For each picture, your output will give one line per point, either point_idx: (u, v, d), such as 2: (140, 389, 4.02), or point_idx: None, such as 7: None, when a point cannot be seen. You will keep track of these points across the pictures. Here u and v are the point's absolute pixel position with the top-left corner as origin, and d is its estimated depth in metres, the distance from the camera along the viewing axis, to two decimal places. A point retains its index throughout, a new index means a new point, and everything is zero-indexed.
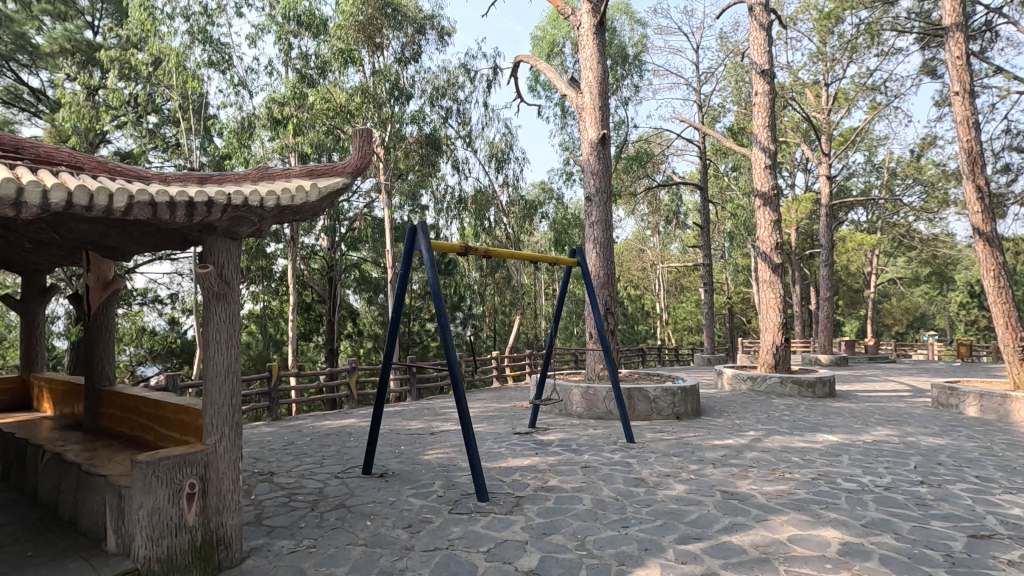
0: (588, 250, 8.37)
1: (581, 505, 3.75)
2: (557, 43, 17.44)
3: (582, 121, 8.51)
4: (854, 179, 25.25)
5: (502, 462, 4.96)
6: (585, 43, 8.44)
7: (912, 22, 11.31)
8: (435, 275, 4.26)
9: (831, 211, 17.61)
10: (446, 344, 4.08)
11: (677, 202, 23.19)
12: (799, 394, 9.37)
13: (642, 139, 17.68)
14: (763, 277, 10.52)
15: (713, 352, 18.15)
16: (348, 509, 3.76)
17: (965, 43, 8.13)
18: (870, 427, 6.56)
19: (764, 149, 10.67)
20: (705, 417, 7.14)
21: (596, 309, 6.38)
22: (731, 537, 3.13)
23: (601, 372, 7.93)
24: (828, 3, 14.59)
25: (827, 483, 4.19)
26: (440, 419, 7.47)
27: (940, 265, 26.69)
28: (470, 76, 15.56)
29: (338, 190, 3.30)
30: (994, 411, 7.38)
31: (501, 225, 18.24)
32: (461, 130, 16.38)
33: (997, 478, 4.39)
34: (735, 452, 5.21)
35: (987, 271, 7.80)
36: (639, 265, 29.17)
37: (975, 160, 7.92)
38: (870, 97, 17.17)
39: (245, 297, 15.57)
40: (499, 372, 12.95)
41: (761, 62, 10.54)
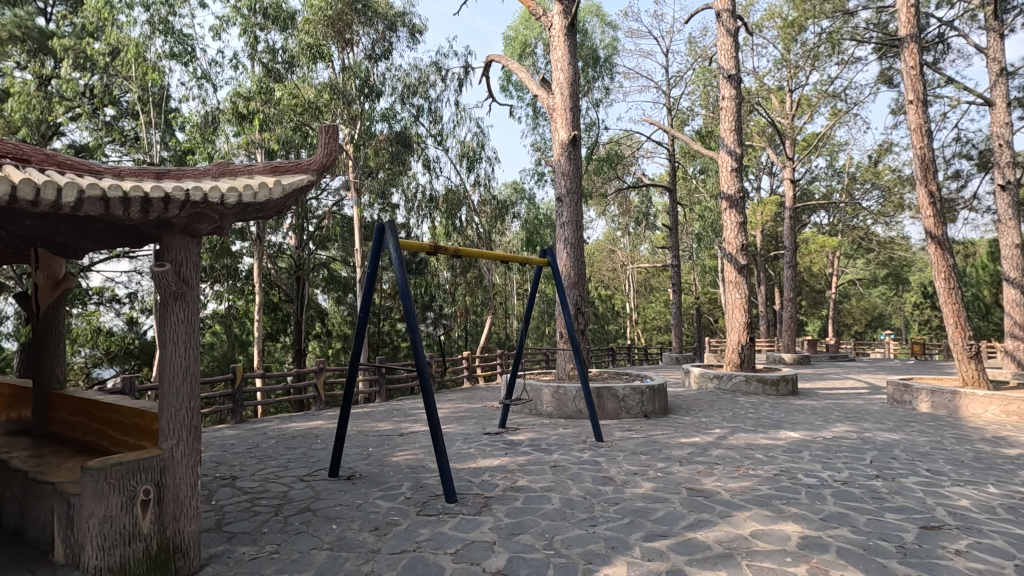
0: (559, 250, 8.39)
1: (549, 504, 3.76)
2: (529, 43, 17.48)
3: (553, 121, 8.55)
4: (817, 183, 26.02)
5: (472, 463, 4.93)
6: (556, 45, 8.49)
7: (870, 33, 11.75)
8: (404, 275, 4.19)
9: (794, 214, 18.13)
10: (414, 344, 4.02)
11: (647, 204, 23.55)
12: (764, 392, 9.60)
13: (612, 140, 17.84)
14: (729, 278, 10.75)
15: (681, 351, 18.48)
16: (313, 513, 3.69)
17: (919, 53, 8.46)
18: (830, 423, 6.78)
19: (731, 152, 10.89)
20: (673, 416, 7.25)
21: (566, 308, 6.40)
22: (696, 533, 3.19)
23: (571, 371, 7.97)
24: (791, 11, 15.03)
25: (789, 479, 4.31)
26: (410, 421, 7.38)
27: (896, 267, 27.76)
28: (442, 75, 15.49)
29: (303, 187, 3.21)
30: (944, 407, 7.71)
31: (472, 225, 18.21)
32: (432, 128, 16.26)
33: (946, 471, 4.58)
34: (701, 450, 5.30)
35: (938, 273, 8.13)
36: (609, 265, 29.52)
37: (928, 167, 8.25)
38: (831, 104, 17.82)
39: (208, 297, 15.16)
40: (470, 373, 12.91)
41: (728, 67, 10.78)
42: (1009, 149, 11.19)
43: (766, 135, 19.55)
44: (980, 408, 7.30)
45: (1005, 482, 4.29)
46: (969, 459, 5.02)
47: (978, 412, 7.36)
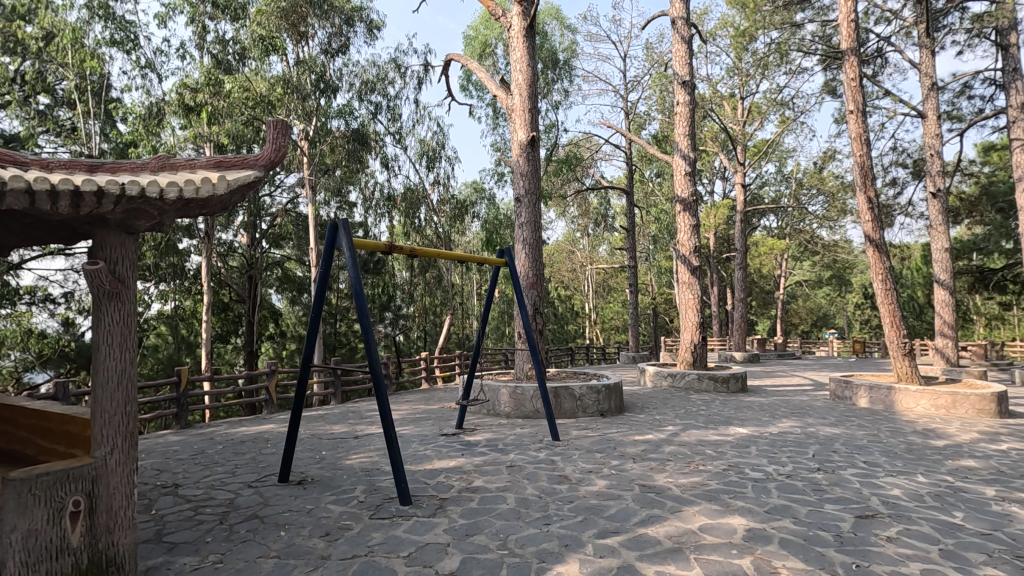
0: (518, 250, 8.41)
1: (505, 504, 3.76)
2: (489, 44, 17.48)
3: (512, 122, 8.55)
4: (767, 188, 27.03)
5: (428, 464, 4.88)
6: (515, 45, 8.52)
7: (816, 45, 12.33)
8: (357, 275, 4.09)
9: (745, 217, 18.78)
10: (369, 345, 3.95)
11: (605, 205, 23.90)
12: (715, 390, 9.89)
13: (572, 142, 18.01)
14: (683, 279, 11.02)
15: (638, 350, 18.82)
16: (260, 520, 3.57)
17: (859, 66, 8.90)
18: (776, 419, 7.04)
19: (685, 156, 11.14)
20: (627, 414, 7.38)
21: (523, 308, 6.39)
22: (647, 529, 3.25)
23: (529, 371, 8.01)
24: (742, 21, 15.59)
25: (736, 474, 4.45)
26: (365, 423, 7.25)
27: (840, 270, 29.12)
28: (401, 73, 15.29)
29: (249, 183, 3.09)
30: (881, 401, 8.14)
31: (431, 224, 18.12)
32: (390, 125, 16.01)
33: (881, 463, 4.85)
34: (654, 447, 5.42)
35: (876, 275, 8.58)
36: (569, 266, 29.91)
37: (867, 174, 8.68)
38: (779, 112, 18.60)
39: (152, 297, 14.53)
40: (428, 373, 12.77)
41: (682, 74, 11.07)
42: (940, 159, 11.92)
43: (718, 141, 20.19)
44: (913, 402, 7.74)
45: (933, 472, 4.57)
46: (902, 450, 5.32)
47: (911, 406, 7.81)
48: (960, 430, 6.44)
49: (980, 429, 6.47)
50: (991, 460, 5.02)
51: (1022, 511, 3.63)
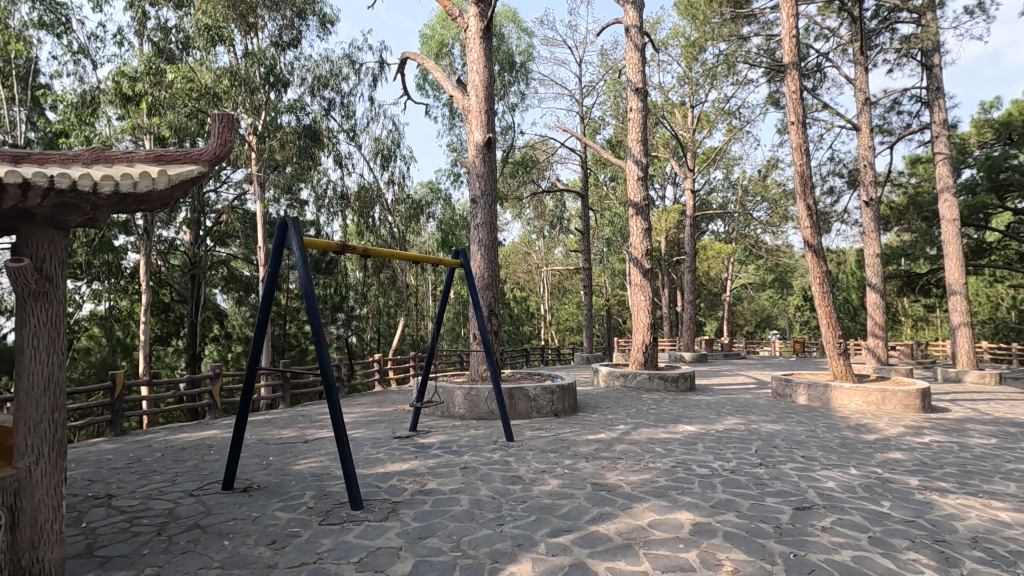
0: (473, 251, 8.39)
1: (458, 505, 3.76)
2: (446, 44, 17.40)
3: (468, 122, 8.54)
4: (715, 194, 28.04)
5: (380, 468, 4.80)
6: (472, 46, 8.51)
7: (760, 58, 12.92)
8: (307, 275, 3.98)
9: (694, 222, 19.40)
10: (319, 347, 3.84)
11: (561, 208, 24.20)
12: (665, 389, 10.20)
13: (528, 145, 18.16)
14: (635, 281, 11.28)
15: (592, 351, 19.11)
16: (202, 530, 3.42)
17: (799, 80, 9.37)
18: (723, 417, 7.31)
19: (637, 162, 11.41)
20: (580, 414, 7.50)
21: (478, 309, 6.38)
22: (598, 526, 3.32)
23: (483, 372, 8.01)
24: (693, 32, 16.13)
25: (684, 470, 4.58)
26: (316, 427, 7.07)
27: (782, 273, 30.53)
28: (355, 69, 14.99)
29: (192, 178, 2.94)
30: (818, 399, 8.56)
31: (385, 224, 17.87)
32: (344, 123, 15.66)
33: (817, 457, 5.11)
34: (606, 446, 5.53)
35: (815, 278, 9.04)
36: (524, 267, 30.13)
37: (806, 183, 9.14)
38: (726, 121, 19.34)
39: (84, 296, 13.70)
40: (382, 375, 12.55)
41: (635, 81, 11.33)
42: (872, 170, 12.69)
43: (670, 147, 20.81)
44: (847, 399, 8.18)
45: (864, 464, 4.86)
46: (836, 445, 5.62)
47: (845, 402, 8.26)
48: (888, 424, 6.86)
49: (906, 424, 6.92)
50: (915, 452, 5.38)
51: (940, 498, 3.91)
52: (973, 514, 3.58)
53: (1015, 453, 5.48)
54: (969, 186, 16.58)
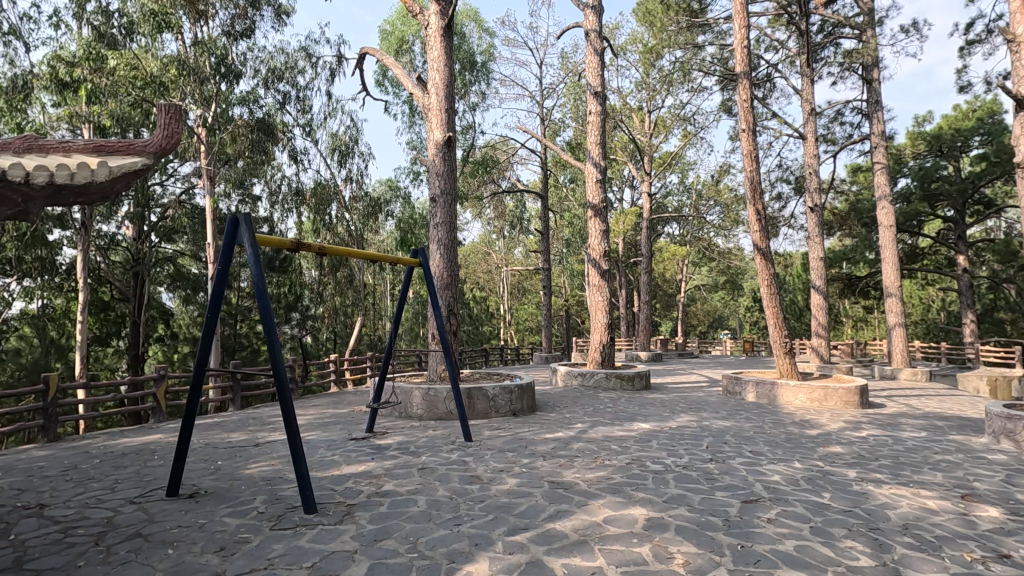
0: (432, 250, 8.32)
1: (415, 506, 3.73)
2: (406, 41, 17.21)
3: (428, 121, 8.48)
4: (671, 198, 28.78)
5: (335, 470, 4.70)
6: (433, 44, 8.46)
7: (714, 66, 13.36)
8: (260, 273, 3.86)
9: (650, 224, 19.85)
10: (272, 347, 3.74)
11: (521, 208, 24.32)
12: (621, 387, 10.40)
13: (488, 145, 18.16)
14: (594, 282, 11.45)
15: (550, 351, 19.28)
16: (144, 538, 3.27)
17: (750, 89, 9.73)
18: (676, 414, 7.51)
19: (596, 164, 11.58)
20: (538, 413, 7.55)
21: (437, 309, 6.34)
22: (555, 524, 3.36)
23: (442, 372, 7.97)
24: (650, 39, 16.51)
25: (638, 467, 4.69)
26: (267, 429, 6.86)
27: (733, 275, 31.62)
28: (312, 62, 14.63)
29: (134, 171, 2.78)
30: (765, 396, 8.91)
31: (342, 221, 17.52)
32: (300, 117, 15.25)
33: (764, 451, 5.33)
34: (564, 444, 5.59)
35: (763, 280, 9.40)
36: (484, 267, 30.10)
37: (756, 188, 9.50)
38: (682, 127, 19.89)
39: (14, 294, 12.85)
40: (337, 376, 12.29)
41: (595, 84, 11.50)
42: (817, 177, 13.31)
43: (627, 151, 21.26)
44: (792, 396, 8.55)
45: (807, 458, 5.09)
46: (781, 440, 5.87)
47: (790, 399, 8.62)
48: (830, 420, 7.21)
49: (845, 419, 7.29)
50: (854, 446, 5.68)
51: (875, 489, 4.14)
52: (904, 503, 3.82)
53: (942, 445, 5.85)
54: (904, 195, 17.61)
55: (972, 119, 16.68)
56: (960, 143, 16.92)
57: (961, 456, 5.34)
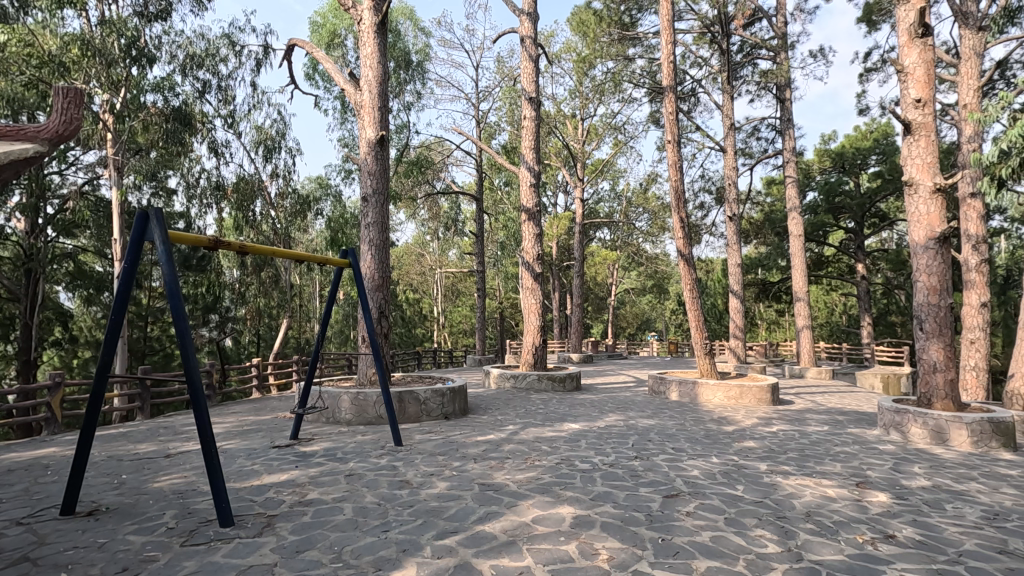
0: (363, 251, 8.11)
1: (341, 515, 3.62)
2: (338, 34, 16.73)
3: (360, 118, 8.26)
4: (602, 204, 29.66)
5: (255, 480, 4.47)
6: (366, 40, 8.27)
7: (643, 79, 13.93)
8: (172, 272, 3.62)
9: (583, 230, 20.35)
10: (185, 351, 3.51)
11: (455, 210, 24.24)
12: (553, 388, 10.58)
13: (423, 146, 17.97)
14: (527, 284, 11.57)
15: (483, 354, 19.30)
16: (32, 563, 2.97)
17: (675, 102, 10.19)
18: (604, 414, 7.74)
19: (530, 168, 11.73)
20: (470, 416, 7.54)
21: (367, 311, 6.16)
22: (484, 525, 3.36)
23: (372, 376, 7.78)
24: (583, 48, 16.94)
25: (567, 466, 4.79)
26: (180, 439, 6.41)
27: (659, 279, 33.00)
28: (235, 51, 13.86)
29: (26, 159, 2.54)
30: (687, 395, 9.35)
31: (267, 219, 16.71)
32: (221, 108, 14.41)
33: (685, 448, 5.59)
34: (495, 446, 5.61)
35: (687, 284, 9.89)
36: (417, 269, 29.69)
37: (680, 198, 9.97)
38: (613, 136, 20.55)
39: None
40: (260, 382, 11.68)
41: (530, 90, 11.65)
42: (735, 188, 14.18)
43: (561, 157, 21.69)
44: (711, 394, 9.03)
45: (723, 453, 5.40)
46: (701, 436, 6.19)
47: (709, 398, 9.10)
48: (745, 417, 7.68)
49: (758, 416, 7.80)
50: (765, 440, 6.08)
51: (783, 480, 4.46)
52: (807, 492, 4.13)
53: (840, 438, 6.39)
54: (812, 207, 19.13)
55: (868, 140, 18.35)
56: (859, 161, 18.54)
57: (857, 447, 5.85)
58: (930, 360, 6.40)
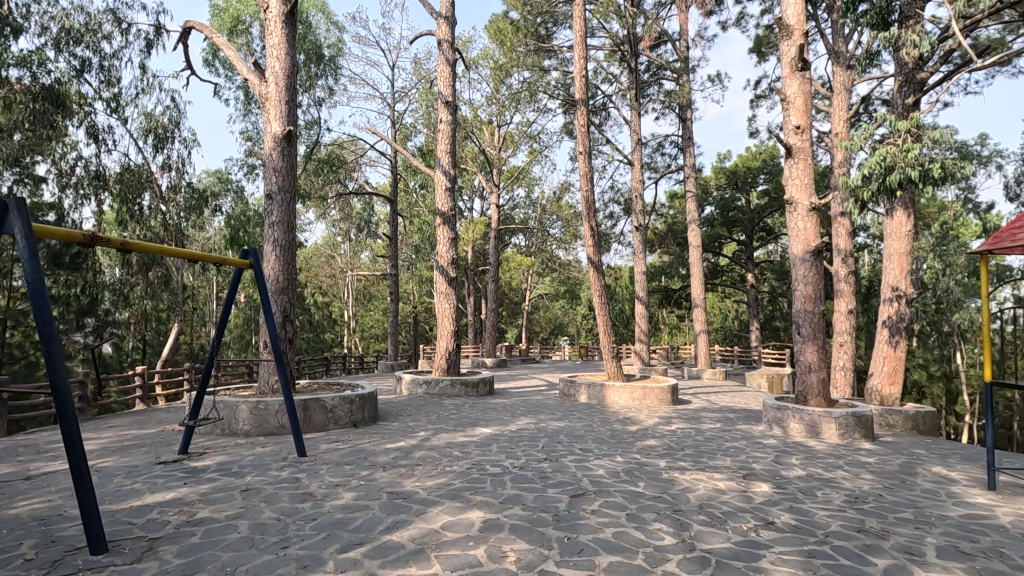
0: (267, 251, 7.65)
1: (235, 533, 3.38)
2: (242, 20, 15.79)
3: (265, 111, 7.82)
4: (517, 210, 30.16)
5: (136, 501, 4.06)
6: (272, 29, 7.85)
7: (558, 90, 14.37)
8: (37, 271, 3.22)
9: (498, 235, 20.56)
10: (51, 359, 3.12)
11: (368, 211, 23.61)
12: (465, 393, 10.57)
13: (335, 144, 17.32)
14: (440, 289, 11.49)
15: (396, 358, 18.87)
16: None
17: (587, 115, 10.59)
18: (516, 418, 7.85)
19: (446, 172, 11.67)
20: (380, 423, 7.34)
21: (270, 314, 5.81)
22: (392, 535, 3.29)
23: (274, 384, 7.36)
24: (500, 57, 17.16)
25: (478, 471, 4.79)
26: (45, 459, 5.68)
27: (571, 285, 34.07)
28: (122, 28, 12.62)
29: None
30: (595, 397, 9.70)
31: (157, 214, 15.29)
32: (103, 90, 13.02)
33: (591, 448, 5.81)
34: (405, 453, 5.51)
35: (597, 290, 10.28)
36: (327, 271, 28.52)
37: (591, 207, 10.35)
38: (528, 144, 20.99)
39: None
40: (145, 393, 10.63)
41: (446, 94, 11.62)
42: (642, 200, 14.96)
43: (478, 162, 21.80)
44: (617, 396, 9.45)
45: (627, 452, 5.66)
46: (607, 436, 6.44)
47: (615, 399, 9.51)
48: (648, 417, 8.10)
49: (660, 415, 8.27)
50: (665, 438, 6.45)
51: (680, 475, 4.75)
52: (701, 485, 4.44)
53: (731, 434, 6.92)
54: (709, 220, 20.78)
55: (758, 160, 20.04)
56: (750, 179, 20.22)
57: (744, 442, 6.36)
58: (806, 361, 7.10)
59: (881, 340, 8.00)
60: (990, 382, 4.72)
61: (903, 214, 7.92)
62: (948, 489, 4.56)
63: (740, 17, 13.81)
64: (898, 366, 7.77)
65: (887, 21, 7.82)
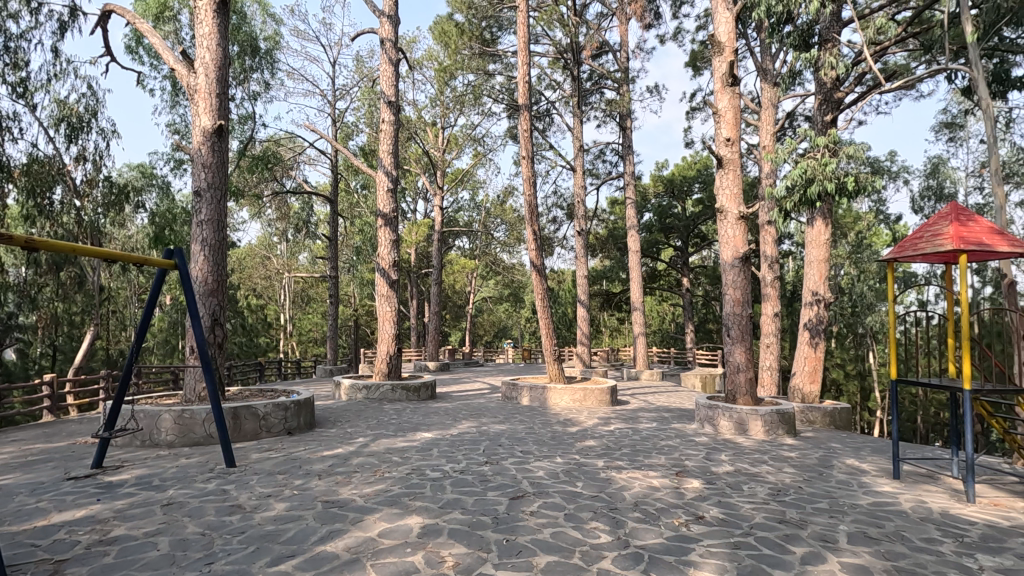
0: (194, 251, 7.23)
1: (154, 551, 3.17)
2: (170, 7, 14.92)
3: (194, 104, 7.41)
4: (462, 213, 30.04)
5: (40, 521, 3.73)
6: (203, 19, 7.47)
7: (501, 94, 14.44)
8: None
9: (442, 237, 20.39)
10: None
11: (307, 211, 22.81)
12: (407, 398, 10.41)
13: (271, 140, 16.62)
14: (381, 291, 11.24)
15: (334, 363, 18.30)
16: None
17: (530, 121, 10.69)
18: (458, 422, 7.81)
19: (388, 172, 11.46)
20: (316, 430, 7.11)
21: (196, 319, 5.50)
22: (326, 545, 3.19)
23: (201, 392, 6.98)
24: (445, 59, 17.04)
25: (417, 476, 4.73)
26: None
27: (515, 289, 34.26)
28: (29, 8, 11.60)
29: None
30: (537, 399, 9.80)
31: (70, 209, 14.14)
32: (7, 73, 11.90)
33: (531, 450, 5.86)
34: (342, 460, 5.36)
35: (539, 293, 10.39)
36: (261, 273, 27.34)
37: (534, 211, 10.46)
38: (473, 147, 20.97)
39: None
40: (54, 403, 9.77)
41: (389, 94, 11.42)
42: (583, 206, 15.24)
43: (421, 163, 21.54)
44: (558, 398, 9.59)
45: (566, 453, 5.75)
46: (548, 438, 6.51)
47: (556, 401, 9.65)
48: (587, 418, 8.25)
49: (599, 416, 8.46)
50: (603, 439, 6.61)
51: (617, 474, 4.88)
52: (636, 484, 4.57)
53: (666, 433, 7.17)
54: (648, 226, 21.49)
55: (693, 170, 20.91)
56: (686, 188, 21.08)
57: (678, 440, 6.62)
58: (735, 362, 7.45)
59: (803, 341, 8.51)
60: (895, 379, 5.11)
61: (822, 223, 8.48)
62: (859, 480, 4.92)
63: (677, 31, 14.36)
64: (817, 365, 8.30)
65: (808, 43, 8.36)
